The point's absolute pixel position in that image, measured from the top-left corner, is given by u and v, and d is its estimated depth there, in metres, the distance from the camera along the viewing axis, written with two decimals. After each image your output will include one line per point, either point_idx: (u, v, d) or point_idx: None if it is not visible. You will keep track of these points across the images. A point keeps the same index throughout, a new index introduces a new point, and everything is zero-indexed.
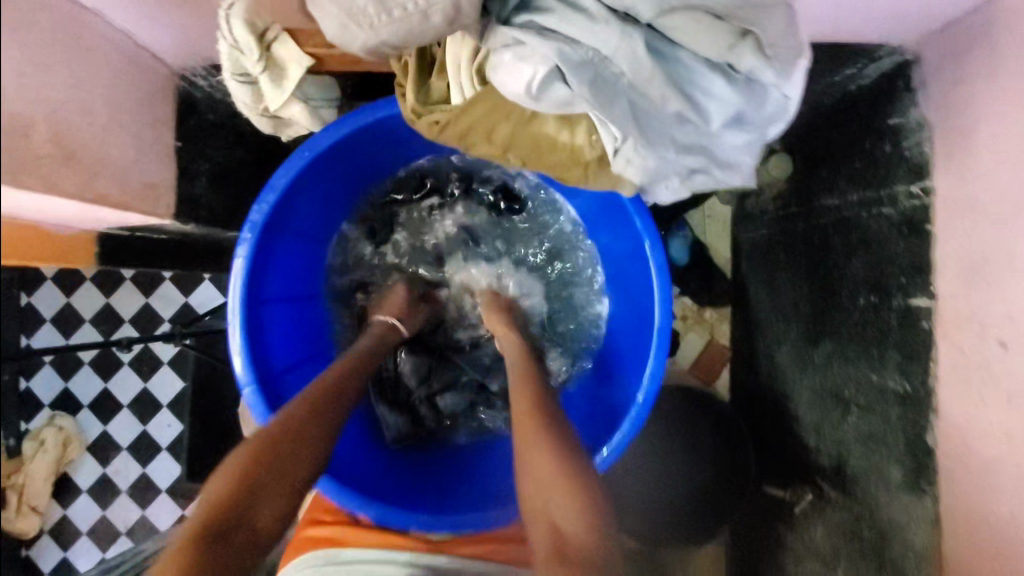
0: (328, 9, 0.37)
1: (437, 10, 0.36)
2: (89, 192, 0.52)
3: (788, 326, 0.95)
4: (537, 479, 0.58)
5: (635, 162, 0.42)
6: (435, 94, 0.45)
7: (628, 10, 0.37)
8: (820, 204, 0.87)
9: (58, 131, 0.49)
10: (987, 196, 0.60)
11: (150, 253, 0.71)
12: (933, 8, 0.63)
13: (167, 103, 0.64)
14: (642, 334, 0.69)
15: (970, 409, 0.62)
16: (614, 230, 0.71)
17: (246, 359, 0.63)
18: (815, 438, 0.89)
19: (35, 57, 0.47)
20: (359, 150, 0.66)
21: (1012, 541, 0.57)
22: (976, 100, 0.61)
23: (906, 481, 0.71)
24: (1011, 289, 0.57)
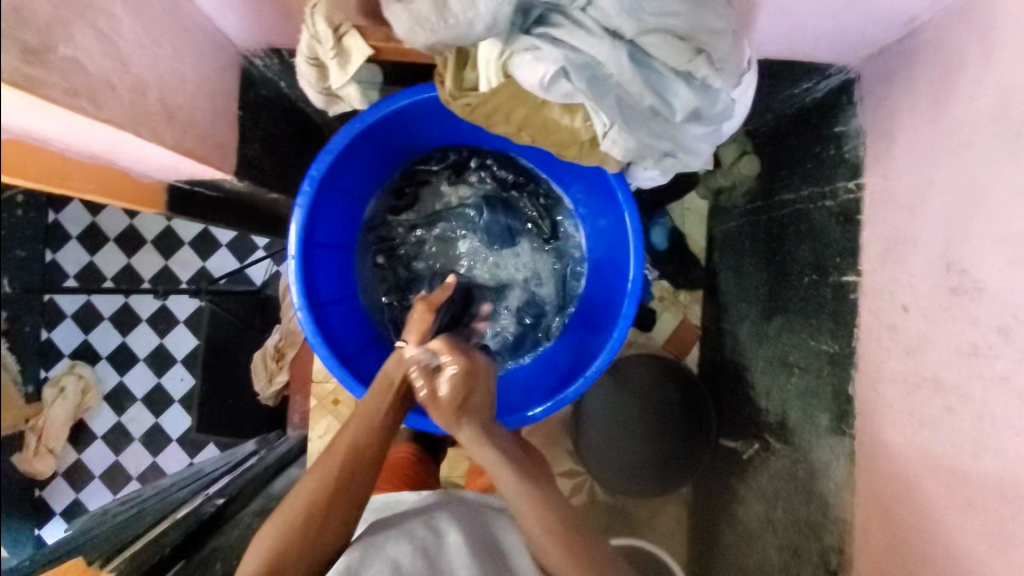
0: (399, 15, 0.48)
1: (480, 20, 0.47)
2: (182, 145, 0.65)
3: (749, 305, 1.10)
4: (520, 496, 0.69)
5: (619, 144, 0.55)
6: (467, 82, 0.57)
7: (616, 30, 0.50)
8: (781, 198, 1.01)
9: (163, 94, 0.61)
10: (900, 192, 0.74)
11: (215, 208, 0.83)
12: (868, 35, 0.76)
13: (233, 78, 0.76)
14: (616, 293, 0.83)
15: (881, 363, 0.77)
16: (601, 204, 0.83)
17: (301, 289, 0.74)
18: (765, 399, 1.03)
19: (152, 35, 0.59)
20: (403, 125, 0.78)
21: (904, 465, 0.72)
22: (897, 114, 0.75)
23: (832, 426, 0.86)
24: (911, 264, 0.71)
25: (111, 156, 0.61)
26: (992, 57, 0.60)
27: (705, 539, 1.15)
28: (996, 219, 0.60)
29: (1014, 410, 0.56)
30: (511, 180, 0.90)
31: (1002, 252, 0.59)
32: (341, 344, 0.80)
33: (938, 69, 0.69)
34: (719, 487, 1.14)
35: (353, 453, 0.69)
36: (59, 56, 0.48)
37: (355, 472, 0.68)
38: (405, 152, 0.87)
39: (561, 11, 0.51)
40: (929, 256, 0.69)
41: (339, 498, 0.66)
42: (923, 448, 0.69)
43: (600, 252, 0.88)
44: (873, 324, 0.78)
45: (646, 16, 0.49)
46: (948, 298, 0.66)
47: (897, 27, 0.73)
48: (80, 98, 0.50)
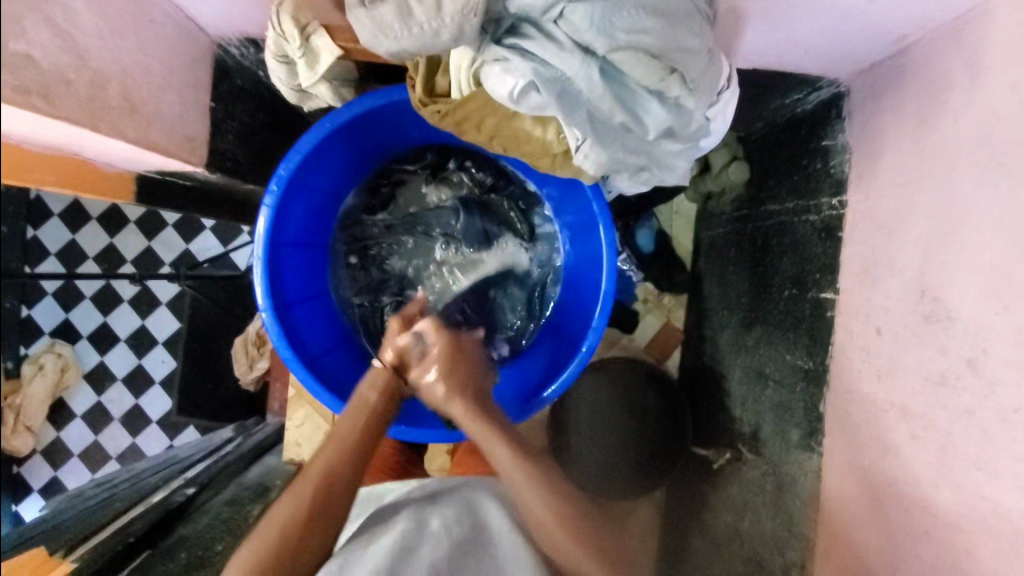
0: (361, 21, 0.48)
1: (446, 30, 0.47)
2: (145, 139, 0.64)
3: (730, 314, 1.08)
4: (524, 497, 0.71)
5: (591, 159, 0.55)
6: (439, 88, 0.56)
7: (587, 45, 0.48)
8: (765, 209, 0.99)
9: (125, 89, 0.61)
10: (880, 214, 0.73)
11: (186, 200, 0.81)
12: (858, 51, 0.74)
13: (205, 69, 0.75)
14: (588, 299, 0.83)
15: (851, 383, 0.77)
16: (575, 211, 0.83)
17: (266, 289, 0.74)
18: (740, 409, 1.03)
19: (112, 28, 0.59)
20: (375, 125, 0.77)
21: (867, 486, 0.72)
22: (882, 133, 0.74)
23: (801, 441, 0.86)
24: (886, 288, 0.71)
25: (73, 147, 0.60)
26: (979, 85, 0.60)
27: (672, 546, 1.13)
28: (971, 250, 0.59)
29: (978, 444, 0.57)
30: (489, 184, 0.90)
31: (975, 283, 0.58)
32: (308, 348, 0.80)
33: (927, 90, 0.68)
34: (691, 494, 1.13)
35: (336, 466, 0.70)
36: (11, 53, 0.47)
37: (337, 480, 0.69)
38: (382, 151, 0.86)
39: (534, 23, 0.50)
40: (903, 281, 0.69)
41: (323, 508, 0.67)
42: (887, 471, 0.70)
43: (575, 257, 0.88)
44: (847, 343, 0.78)
45: (617, 33, 0.47)
46: (919, 325, 0.66)
47: (888, 44, 0.71)
48: (29, 95, 0.49)
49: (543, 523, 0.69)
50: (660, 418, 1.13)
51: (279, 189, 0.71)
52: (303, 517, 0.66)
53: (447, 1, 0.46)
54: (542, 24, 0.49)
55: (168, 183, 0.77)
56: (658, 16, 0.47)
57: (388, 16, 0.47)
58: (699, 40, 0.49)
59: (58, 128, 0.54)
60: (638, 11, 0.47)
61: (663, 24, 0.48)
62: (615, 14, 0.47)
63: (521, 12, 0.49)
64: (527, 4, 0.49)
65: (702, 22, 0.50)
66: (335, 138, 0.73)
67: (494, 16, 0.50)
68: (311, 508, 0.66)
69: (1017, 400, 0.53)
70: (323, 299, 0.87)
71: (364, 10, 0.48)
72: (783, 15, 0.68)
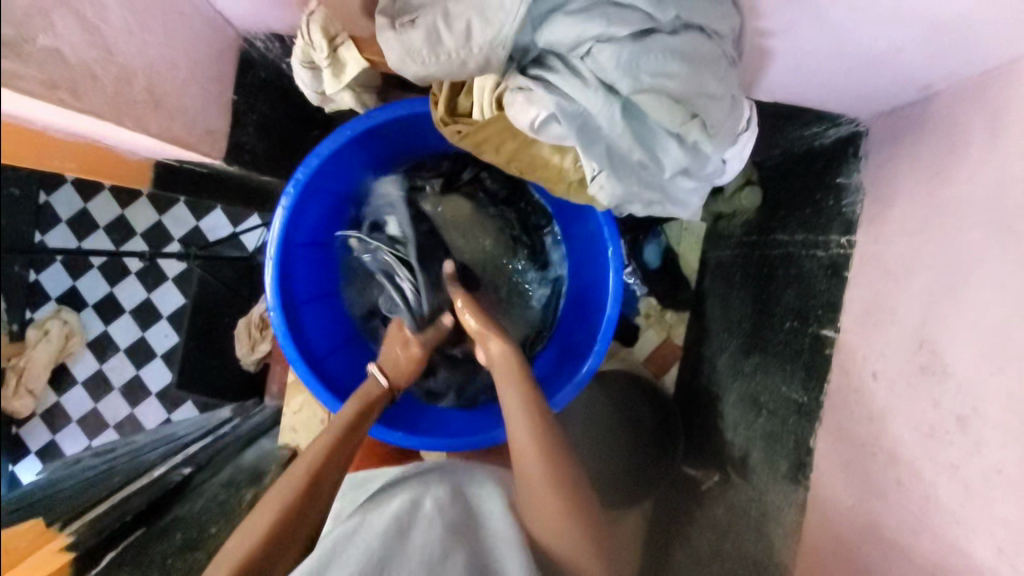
0: (390, 45, 0.50)
1: (473, 60, 0.50)
2: (167, 132, 0.65)
3: (730, 338, 1.08)
4: (534, 498, 0.69)
5: (606, 190, 0.55)
6: (461, 108, 0.58)
7: (612, 84, 0.50)
8: (773, 238, 0.99)
9: (150, 82, 0.62)
10: (888, 259, 0.73)
11: (198, 185, 0.81)
12: (881, 94, 0.74)
13: (230, 62, 0.75)
14: (592, 319, 0.84)
15: (842, 422, 0.78)
16: (587, 233, 0.84)
17: (276, 285, 0.76)
18: (732, 432, 1.03)
19: (143, 23, 0.60)
20: (395, 134, 0.79)
21: (849, 524, 0.74)
22: (897, 179, 0.74)
23: (788, 473, 0.87)
24: (886, 334, 0.72)
25: (94, 135, 0.60)
26: (997, 145, 0.60)
27: None
28: (973, 311, 0.60)
29: (958, 500, 0.58)
30: (501, 195, 0.92)
31: (973, 342, 0.59)
32: (312, 347, 0.82)
33: (945, 142, 0.68)
34: (675, 512, 1.12)
35: (318, 478, 0.69)
36: (38, 48, 0.48)
37: (319, 491, 0.69)
38: (398, 156, 0.87)
39: (561, 56, 0.51)
40: (902, 329, 0.69)
41: (297, 524, 0.66)
42: (870, 513, 0.71)
43: (582, 275, 0.89)
44: (842, 382, 0.79)
45: (642, 75, 0.49)
46: (916, 375, 0.67)
47: (911, 91, 0.71)
48: (57, 90, 0.50)
49: (551, 525, 0.68)
50: (653, 432, 1.15)
51: (296, 190, 0.73)
52: (277, 532, 0.64)
53: (478, 32, 0.48)
54: (568, 58, 0.51)
55: (186, 173, 0.78)
56: (684, 61, 0.49)
57: (418, 42, 0.49)
58: (722, 86, 0.50)
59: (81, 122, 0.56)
60: (665, 56, 0.48)
61: (687, 70, 0.49)
62: (640, 57, 0.48)
63: (548, 46, 0.51)
64: (556, 40, 0.50)
65: (727, 68, 0.52)
66: (355, 144, 0.75)
67: (522, 46, 0.51)
68: (283, 522, 0.65)
69: (1000, 462, 0.54)
70: (332, 298, 0.90)
71: (394, 34, 0.50)
72: (810, 53, 0.68)
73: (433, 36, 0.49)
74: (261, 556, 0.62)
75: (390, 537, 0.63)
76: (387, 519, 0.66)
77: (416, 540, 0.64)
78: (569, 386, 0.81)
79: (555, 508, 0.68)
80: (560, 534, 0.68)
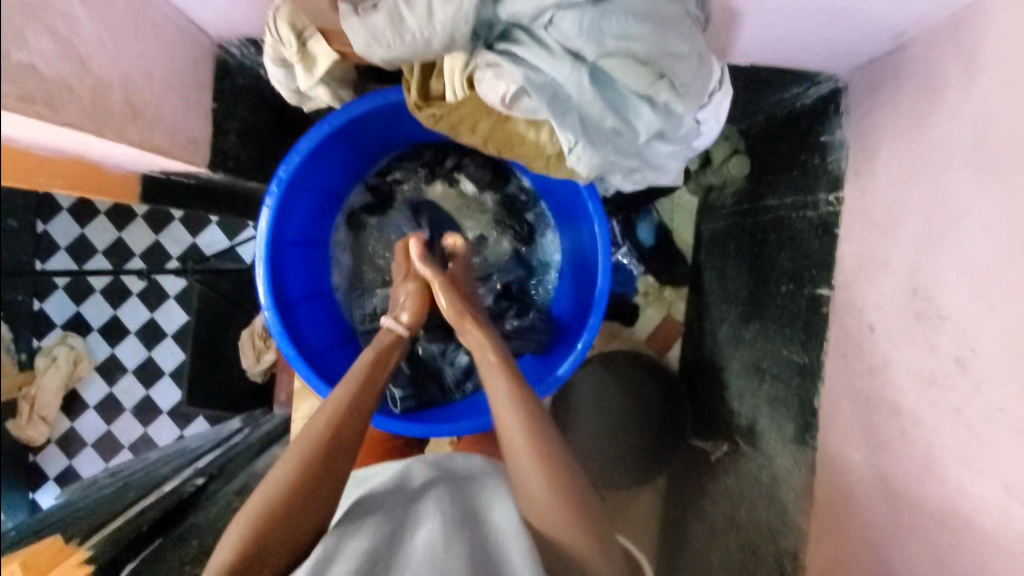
0: (354, 29, 0.51)
1: (437, 39, 0.51)
2: (148, 141, 0.66)
3: (729, 307, 1.08)
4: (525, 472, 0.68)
5: (584, 160, 0.56)
6: (434, 92, 0.59)
7: (577, 51, 0.51)
8: (764, 204, 0.99)
9: (128, 92, 0.63)
10: (877, 211, 0.73)
11: (181, 198, 0.81)
12: (854, 48, 0.74)
13: (206, 69, 0.76)
14: (587, 293, 0.85)
15: (844, 378, 0.77)
16: (572, 209, 0.85)
17: (270, 285, 0.77)
18: (738, 402, 1.03)
19: (116, 37, 0.61)
20: (377, 126, 0.81)
21: (860, 479, 0.73)
22: (879, 132, 0.74)
23: (796, 436, 0.87)
24: (880, 287, 0.71)
25: (78, 150, 0.60)
26: (973, 85, 0.60)
27: (673, 530, 1.14)
28: (963, 252, 0.60)
29: (963, 444, 0.58)
30: (486, 180, 0.92)
31: (965, 284, 0.59)
32: (309, 344, 0.83)
33: (921, 88, 0.68)
34: (690, 483, 1.13)
35: (325, 464, 0.67)
36: (12, 63, 0.48)
37: (342, 437, 0.70)
38: (378, 150, 0.89)
39: (526, 28, 0.52)
40: (895, 280, 0.69)
41: (291, 522, 0.63)
42: (877, 467, 0.71)
43: (573, 253, 0.90)
44: (840, 339, 0.79)
45: (607, 39, 0.50)
46: (911, 323, 0.66)
47: (885, 42, 0.72)
48: (33, 104, 0.51)
49: (545, 511, 0.65)
50: (660, 413, 1.13)
51: (280, 190, 0.74)
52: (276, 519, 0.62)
53: (439, 10, 0.49)
54: (531, 29, 0.52)
55: (175, 181, 0.78)
56: (647, 22, 0.50)
57: (382, 25, 0.50)
58: (688, 44, 0.51)
59: (54, 134, 0.55)
60: (626, 18, 0.49)
61: (650, 30, 0.50)
62: (602, 20, 0.49)
63: (511, 19, 0.52)
64: (518, 12, 0.51)
65: (692, 26, 0.52)
66: (335, 139, 0.76)
67: (486, 21, 0.52)
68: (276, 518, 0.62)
69: (1001, 400, 0.54)
70: (327, 296, 0.91)
71: (358, 18, 0.51)
72: (780, 12, 0.68)
73: (396, 19, 0.50)
74: (298, 495, 0.64)
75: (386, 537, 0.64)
76: (385, 526, 0.66)
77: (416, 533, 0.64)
78: (570, 358, 0.82)
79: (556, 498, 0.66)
80: (543, 510, 0.65)
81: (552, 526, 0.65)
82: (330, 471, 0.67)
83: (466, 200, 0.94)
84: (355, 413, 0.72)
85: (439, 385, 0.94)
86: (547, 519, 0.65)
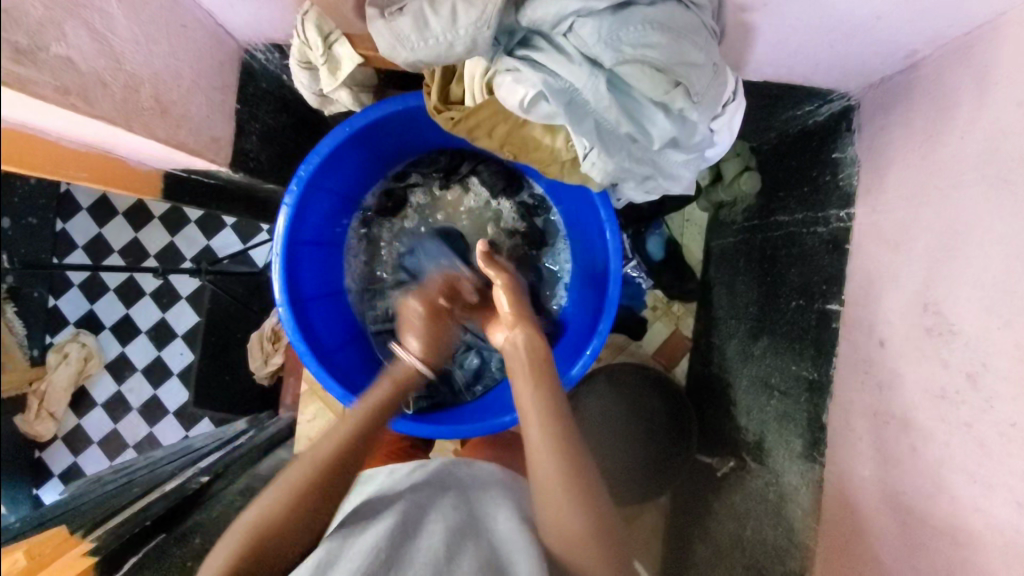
0: (380, 34, 0.53)
1: (459, 42, 0.52)
2: (174, 138, 0.68)
3: (738, 323, 1.07)
4: (555, 517, 0.62)
5: (598, 167, 0.58)
6: (453, 96, 0.61)
7: (595, 57, 0.52)
8: (774, 219, 0.99)
9: (156, 90, 0.65)
10: (888, 228, 0.73)
11: (202, 197, 0.83)
12: (868, 66, 0.75)
13: (232, 72, 0.79)
14: (598, 301, 0.85)
15: (854, 394, 0.77)
16: (584, 215, 0.86)
17: (284, 281, 0.78)
18: (745, 418, 1.02)
19: (150, 38, 0.63)
20: (396, 131, 0.83)
21: (871, 496, 0.72)
22: (890, 149, 0.75)
23: (805, 452, 0.86)
24: (891, 301, 0.71)
25: (102, 143, 0.62)
26: (984, 102, 0.61)
27: (676, 546, 1.12)
28: (974, 267, 0.60)
29: (974, 459, 0.58)
30: (499, 188, 0.93)
31: (977, 298, 0.59)
32: (320, 342, 0.84)
33: (933, 106, 0.69)
34: (694, 500, 1.12)
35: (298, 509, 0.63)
36: (50, 55, 0.51)
37: (334, 466, 0.66)
38: (395, 155, 0.91)
39: (546, 35, 0.54)
40: (906, 295, 0.69)
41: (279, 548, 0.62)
42: (888, 484, 0.70)
43: (585, 262, 0.91)
44: (850, 355, 0.78)
45: (624, 47, 0.51)
46: (923, 339, 0.66)
47: (896, 61, 0.73)
48: (69, 96, 0.53)
49: (573, 538, 0.61)
50: (666, 428, 1.12)
51: (299, 188, 0.76)
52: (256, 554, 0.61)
53: (463, 16, 0.51)
54: (551, 36, 0.54)
55: (194, 176, 0.79)
56: (663, 32, 0.51)
57: (406, 29, 0.52)
58: (703, 55, 0.53)
59: (76, 126, 0.56)
60: (644, 28, 0.51)
61: (667, 40, 0.52)
62: (620, 29, 0.51)
63: (532, 26, 0.53)
64: (540, 20, 0.53)
65: (708, 38, 0.54)
66: (354, 141, 0.78)
67: (508, 28, 0.54)
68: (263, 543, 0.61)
69: (1012, 415, 0.54)
70: (338, 297, 0.92)
71: (384, 22, 0.53)
72: (793, 30, 0.69)
73: (421, 23, 0.52)
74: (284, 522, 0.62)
75: (398, 536, 0.62)
76: (392, 524, 0.64)
77: (423, 536, 0.63)
78: (579, 366, 0.82)
79: (582, 534, 0.61)
80: (575, 548, 0.61)
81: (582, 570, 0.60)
82: (316, 515, 0.64)
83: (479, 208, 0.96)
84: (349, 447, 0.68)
85: (449, 387, 0.95)
86: (578, 557, 0.61)
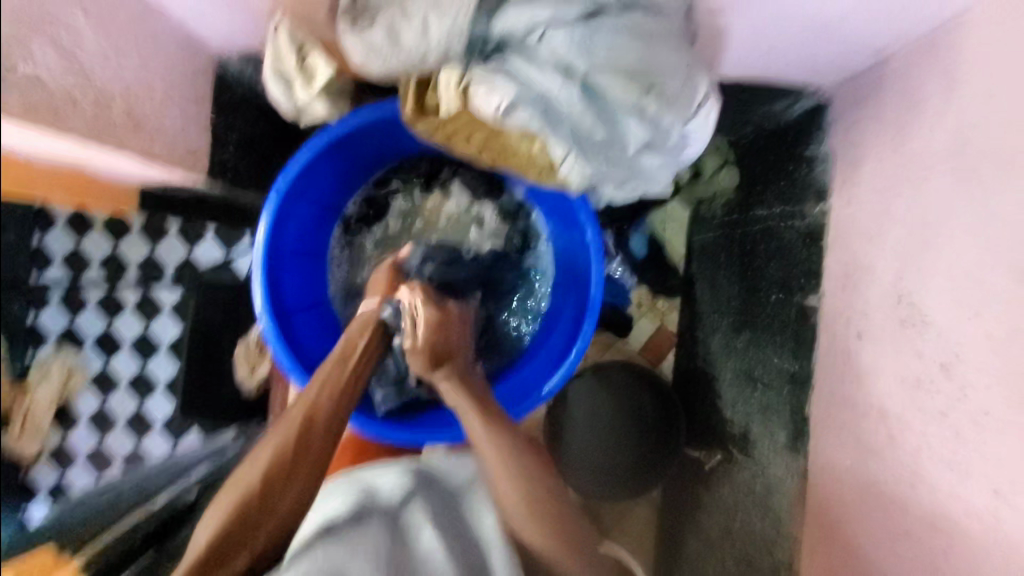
0: (351, 45, 0.55)
1: (431, 54, 0.55)
2: (149, 152, 0.67)
3: (721, 317, 1.09)
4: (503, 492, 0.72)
5: (575, 172, 0.58)
6: (428, 105, 0.59)
7: (568, 64, 0.54)
8: (754, 214, 1.00)
9: (129, 103, 0.64)
10: (862, 221, 0.75)
11: (177, 209, 0.82)
12: (839, 62, 0.76)
13: (206, 82, 0.78)
14: (579, 303, 0.86)
15: (835, 385, 0.78)
16: (564, 218, 0.87)
17: (267, 292, 0.78)
18: (730, 411, 1.03)
19: (119, 51, 0.63)
20: (373, 138, 0.82)
21: (854, 485, 0.74)
22: (861, 144, 0.77)
23: (788, 443, 0.87)
24: (867, 293, 0.73)
25: (79, 161, 0.61)
26: (952, 97, 0.63)
27: (670, 539, 1.13)
28: (946, 259, 0.61)
29: (950, 447, 0.59)
30: (480, 191, 0.94)
31: (949, 288, 0.61)
32: (304, 354, 0.83)
33: (903, 102, 0.70)
34: (685, 493, 1.13)
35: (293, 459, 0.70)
36: (19, 75, 0.50)
37: (319, 422, 0.73)
38: (375, 162, 0.91)
39: (519, 43, 0.55)
40: (881, 287, 0.71)
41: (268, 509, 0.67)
42: (870, 472, 0.71)
43: (567, 263, 0.92)
44: (830, 347, 0.80)
45: (596, 52, 0.53)
46: (898, 330, 0.68)
47: (867, 56, 0.74)
48: (39, 115, 0.52)
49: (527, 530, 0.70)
50: (654, 422, 1.12)
51: (279, 199, 0.76)
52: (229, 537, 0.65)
53: (433, 26, 0.53)
54: (524, 43, 0.55)
55: (169, 190, 0.78)
56: (633, 37, 0.53)
57: (378, 40, 0.53)
58: (673, 58, 0.55)
59: (48, 146, 0.56)
60: (614, 34, 0.53)
61: (636, 44, 0.53)
62: (591, 35, 0.53)
63: (505, 34, 0.55)
64: (511, 28, 0.54)
65: (677, 43, 0.55)
66: (332, 150, 0.78)
67: (479, 36, 0.54)
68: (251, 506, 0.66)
69: (986, 404, 0.56)
70: (322, 307, 0.92)
71: (355, 34, 0.55)
72: (765, 30, 0.71)
73: None
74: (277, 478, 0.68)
75: (394, 542, 0.68)
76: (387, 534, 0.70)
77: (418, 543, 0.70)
78: (563, 368, 0.83)
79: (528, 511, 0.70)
80: (524, 517, 0.70)
81: (516, 513, 0.71)
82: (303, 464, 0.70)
83: (460, 213, 0.96)
84: (334, 407, 0.75)
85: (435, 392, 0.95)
86: (526, 523, 0.70)
